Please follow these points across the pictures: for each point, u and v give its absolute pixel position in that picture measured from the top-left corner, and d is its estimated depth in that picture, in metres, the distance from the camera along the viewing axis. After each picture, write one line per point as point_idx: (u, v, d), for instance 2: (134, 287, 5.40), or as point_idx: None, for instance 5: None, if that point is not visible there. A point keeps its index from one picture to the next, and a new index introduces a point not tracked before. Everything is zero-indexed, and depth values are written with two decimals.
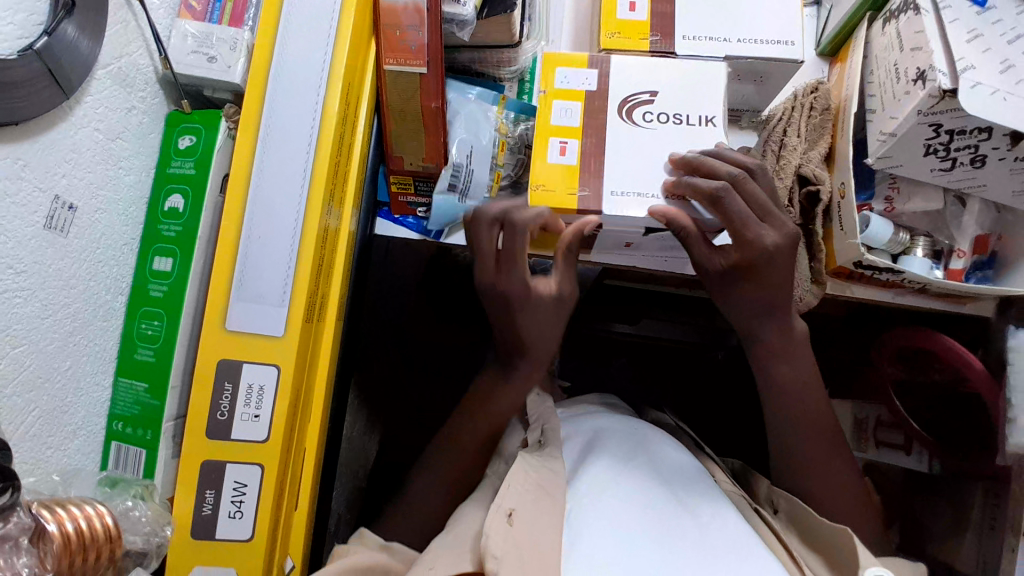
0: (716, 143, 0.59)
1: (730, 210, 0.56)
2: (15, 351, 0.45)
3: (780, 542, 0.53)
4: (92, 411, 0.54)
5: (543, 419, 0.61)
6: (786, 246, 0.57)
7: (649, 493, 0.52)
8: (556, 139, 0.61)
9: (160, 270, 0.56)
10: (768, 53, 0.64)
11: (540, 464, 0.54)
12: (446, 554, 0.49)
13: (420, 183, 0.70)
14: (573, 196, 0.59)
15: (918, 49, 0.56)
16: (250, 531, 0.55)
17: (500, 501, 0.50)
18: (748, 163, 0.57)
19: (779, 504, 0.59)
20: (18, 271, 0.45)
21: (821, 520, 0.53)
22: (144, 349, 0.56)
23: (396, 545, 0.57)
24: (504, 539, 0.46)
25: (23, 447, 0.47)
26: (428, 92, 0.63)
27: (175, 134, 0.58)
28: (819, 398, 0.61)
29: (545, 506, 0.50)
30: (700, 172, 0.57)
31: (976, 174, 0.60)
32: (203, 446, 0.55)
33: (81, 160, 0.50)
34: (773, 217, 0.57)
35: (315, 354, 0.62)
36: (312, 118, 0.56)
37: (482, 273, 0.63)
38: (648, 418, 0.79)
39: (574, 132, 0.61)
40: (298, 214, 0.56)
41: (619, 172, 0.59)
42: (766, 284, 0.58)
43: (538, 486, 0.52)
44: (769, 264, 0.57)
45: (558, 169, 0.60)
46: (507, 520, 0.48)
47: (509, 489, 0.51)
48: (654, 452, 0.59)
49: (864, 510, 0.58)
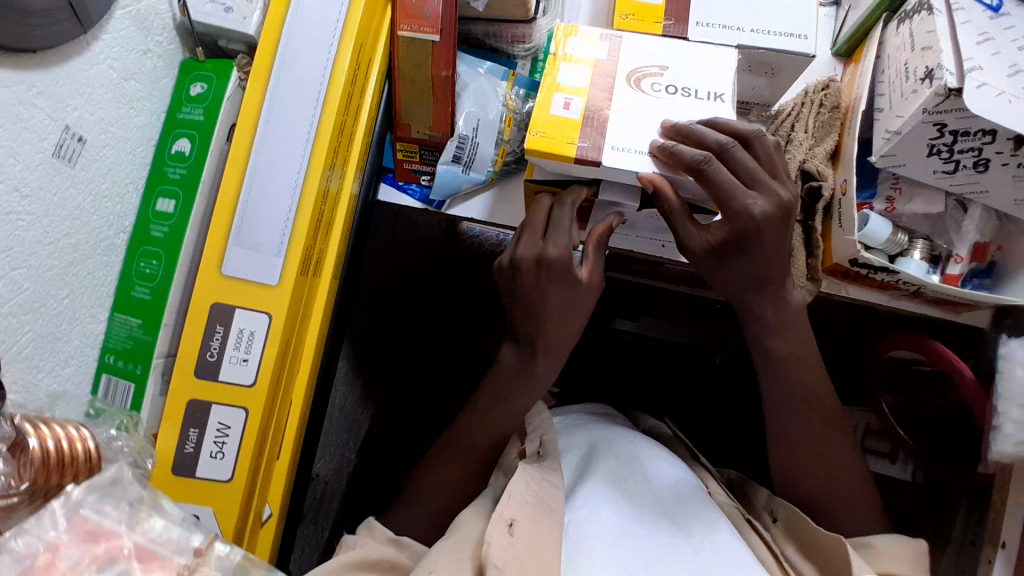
0: (713, 116, 0.59)
1: (715, 177, 0.55)
2: (15, 273, 0.46)
3: (769, 551, 0.59)
4: (87, 342, 0.56)
5: (542, 431, 0.66)
6: (776, 214, 0.57)
7: (644, 513, 0.55)
8: (562, 95, 0.60)
9: (162, 211, 0.58)
10: (779, 45, 0.64)
11: (541, 476, 0.58)
12: (445, 560, 0.51)
13: (425, 150, 0.71)
14: (573, 146, 0.58)
15: (928, 49, 0.56)
16: (229, 473, 0.57)
17: (501, 511, 0.53)
18: (743, 131, 0.58)
19: (778, 513, 0.64)
20: (25, 195, 0.46)
21: (818, 532, 0.58)
22: (141, 288, 0.58)
23: (406, 540, 0.61)
24: (507, 549, 0.50)
25: (16, 367, 0.48)
26: (440, 62, 0.64)
27: (187, 81, 0.60)
28: (796, 389, 0.63)
29: (545, 526, 0.53)
30: (689, 140, 0.57)
31: (979, 178, 0.60)
32: (191, 384, 0.56)
33: (94, 95, 0.51)
34: (764, 183, 0.57)
35: (309, 308, 0.63)
36: (322, 72, 0.57)
37: (527, 242, 0.63)
38: (645, 426, 0.82)
39: (580, 91, 0.61)
40: (300, 168, 0.57)
41: (620, 129, 0.59)
42: (760, 256, 0.59)
43: (537, 498, 0.55)
44: (757, 233, 0.57)
45: (561, 121, 0.59)
46: (509, 530, 0.51)
47: (511, 500, 0.54)
48: (649, 471, 0.61)
49: (837, 502, 0.61)
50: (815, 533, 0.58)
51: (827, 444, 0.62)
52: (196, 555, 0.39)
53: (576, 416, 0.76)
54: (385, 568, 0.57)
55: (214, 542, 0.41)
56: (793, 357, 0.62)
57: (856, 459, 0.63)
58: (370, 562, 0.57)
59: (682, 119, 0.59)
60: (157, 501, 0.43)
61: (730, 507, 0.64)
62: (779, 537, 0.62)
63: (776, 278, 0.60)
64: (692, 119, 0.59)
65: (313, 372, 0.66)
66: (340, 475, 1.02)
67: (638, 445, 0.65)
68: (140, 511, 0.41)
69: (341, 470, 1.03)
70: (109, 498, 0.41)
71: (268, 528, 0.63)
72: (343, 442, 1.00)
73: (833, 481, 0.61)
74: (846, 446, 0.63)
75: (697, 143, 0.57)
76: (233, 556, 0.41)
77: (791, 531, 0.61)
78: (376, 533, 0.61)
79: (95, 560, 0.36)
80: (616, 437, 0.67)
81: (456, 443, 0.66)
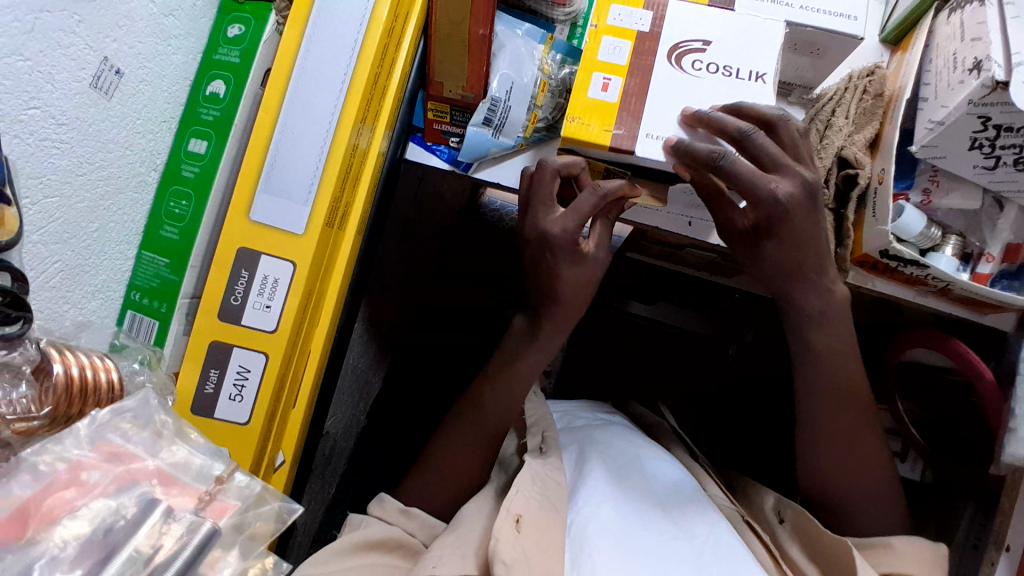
0: (739, 102, 0.58)
1: (731, 169, 0.55)
2: (47, 201, 0.47)
3: (766, 551, 0.59)
4: (114, 276, 0.57)
5: (543, 427, 0.67)
6: (802, 197, 0.56)
7: (644, 511, 0.56)
8: (600, 75, 0.61)
9: (194, 152, 0.58)
10: (826, 24, 0.62)
11: (545, 474, 0.60)
12: (451, 555, 0.52)
13: (457, 112, 0.70)
14: (608, 133, 0.59)
15: (978, 39, 0.54)
16: (248, 416, 0.58)
17: (510, 506, 0.54)
18: (765, 114, 0.57)
19: (785, 514, 0.63)
20: (61, 123, 0.46)
21: (829, 535, 0.57)
22: (169, 228, 0.58)
23: (415, 510, 0.61)
24: (513, 545, 0.50)
25: (43, 295, 0.49)
26: (478, 20, 0.63)
27: (225, 22, 0.59)
28: (817, 380, 0.62)
29: (548, 520, 0.55)
30: (710, 128, 0.56)
31: (1018, 177, 0.59)
32: (214, 327, 0.57)
33: (132, 28, 0.51)
34: (787, 166, 0.56)
35: (332, 261, 0.63)
36: (359, 23, 0.56)
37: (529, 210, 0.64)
38: (650, 421, 0.81)
39: (619, 70, 0.61)
40: (331, 120, 0.56)
41: (656, 120, 0.59)
42: (788, 240, 0.58)
43: (544, 496, 0.57)
44: (784, 215, 0.56)
45: (596, 105, 0.60)
46: (516, 528, 0.52)
47: (516, 496, 0.55)
48: (649, 468, 0.62)
49: (844, 490, 0.62)
50: (825, 538, 0.58)
51: (835, 441, 0.62)
52: (216, 483, 0.42)
53: (578, 415, 0.77)
54: (390, 548, 0.57)
55: (235, 471, 0.43)
56: (814, 350, 0.62)
57: (872, 453, 0.62)
58: (377, 542, 0.57)
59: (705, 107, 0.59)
60: (182, 428, 0.45)
61: (730, 509, 0.64)
62: (784, 539, 0.62)
63: (802, 264, 0.59)
64: (715, 104, 0.59)
65: (331, 328, 0.66)
66: (349, 433, 1.03)
67: (640, 446, 0.65)
68: (163, 439, 0.43)
69: (351, 429, 1.04)
70: (138, 426, 0.43)
71: (280, 474, 0.64)
72: (354, 401, 1.01)
73: (841, 474, 0.62)
74: (863, 444, 0.62)
75: (717, 131, 0.56)
76: (253, 486, 0.43)
77: (798, 533, 0.61)
78: (386, 506, 0.62)
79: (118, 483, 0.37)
80: (616, 438, 0.67)
81: (475, 405, 0.67)
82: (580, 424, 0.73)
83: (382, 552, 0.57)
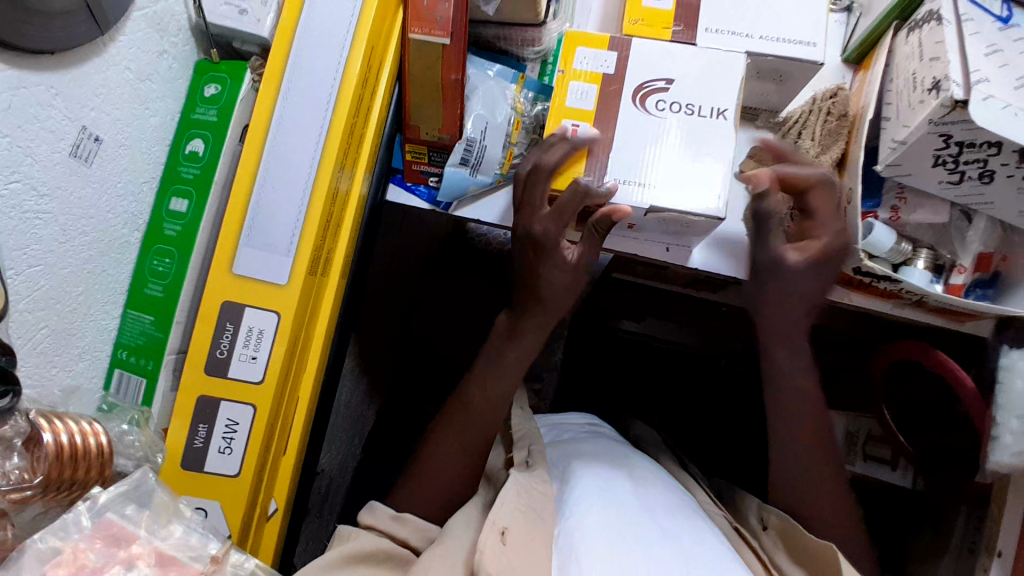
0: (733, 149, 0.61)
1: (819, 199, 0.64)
2: (32, 270, 0.48)
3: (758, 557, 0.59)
4: (100, 337, 0.57)
5: (529, 439, 0.68)
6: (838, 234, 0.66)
7: (638, 514, 0.56)
8: (569, 122, 0.63)
9: (176, 210, 0.59)
10: (787, 53, 0.64)
11: (530, 486, 0.61)
12: (438, 565, 0.52)
13: (434, 153, 0.71)
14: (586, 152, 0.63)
15: (936, 59, 0.56)
16: (237, 469, 0.58)
17: (495, 520, 0.55)
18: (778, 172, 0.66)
19: (768, 519, 0.63)
20: (42, 193, 0.47)
21: (808, 537, 0.58)
22: (154, 285, 0.59)
23: (407, 516, 0.61)
24: (498, 557, 0.51)
25: (30, 361, 0.49)
26: (450, 64, 0.64)
27: (201, 82, 0.61)
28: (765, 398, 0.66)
29: (536, 528, 0.55)
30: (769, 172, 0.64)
31: (983, 189, 0.60)
32: (202, 381, 0.58)
33: (110, 95, 0.52)
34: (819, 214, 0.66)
35: (316, 308, 0.64)
36: (333, 77, 0.58)
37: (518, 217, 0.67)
38: (636, 433, 0.83)
39: (587, 116, 0.63)
40: (310, 171, 0.58)
41: (625, 164, 0.62)
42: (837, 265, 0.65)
43: (528, 507, 0.58)
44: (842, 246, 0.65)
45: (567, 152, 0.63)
46: (501, 539, 0.53)
47: (502, 507, 0.57)
48: (637, 479, 0.62)
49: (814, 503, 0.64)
50: (805, 539, 0.58)
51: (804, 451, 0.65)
52: (213, 563, 0.41)
53: (566, 428, 0.77)
54: (377, 561, 0.56)
55: (230, 550, 0.42)
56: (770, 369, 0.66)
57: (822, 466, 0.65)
58: (365, 555, 0.55)
59: (666, 147, 0.62)
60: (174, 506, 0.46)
61: (716, 512, 0.64)
62: (769, 544, 0.62)
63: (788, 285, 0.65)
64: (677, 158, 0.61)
65: (320, 370, 0.67)
66: (343, 471, 1.01)
67: (625, 457, 0.66)
68: (162, 517, 0.43)
69: (346, 466, 1.02)
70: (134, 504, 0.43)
71: (273, 523, 0.64)
72: (349, 438, 1.00)
73: None
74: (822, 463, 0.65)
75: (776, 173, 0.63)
76: (247, 563, 0.43)
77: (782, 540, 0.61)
78: (378, 513, 0.60)
79: (119, 562, 0.39)
80: (604, 449, 0.68)
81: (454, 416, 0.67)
82: (567, 437, 0.74)
83: (369, 564, 0.55)
